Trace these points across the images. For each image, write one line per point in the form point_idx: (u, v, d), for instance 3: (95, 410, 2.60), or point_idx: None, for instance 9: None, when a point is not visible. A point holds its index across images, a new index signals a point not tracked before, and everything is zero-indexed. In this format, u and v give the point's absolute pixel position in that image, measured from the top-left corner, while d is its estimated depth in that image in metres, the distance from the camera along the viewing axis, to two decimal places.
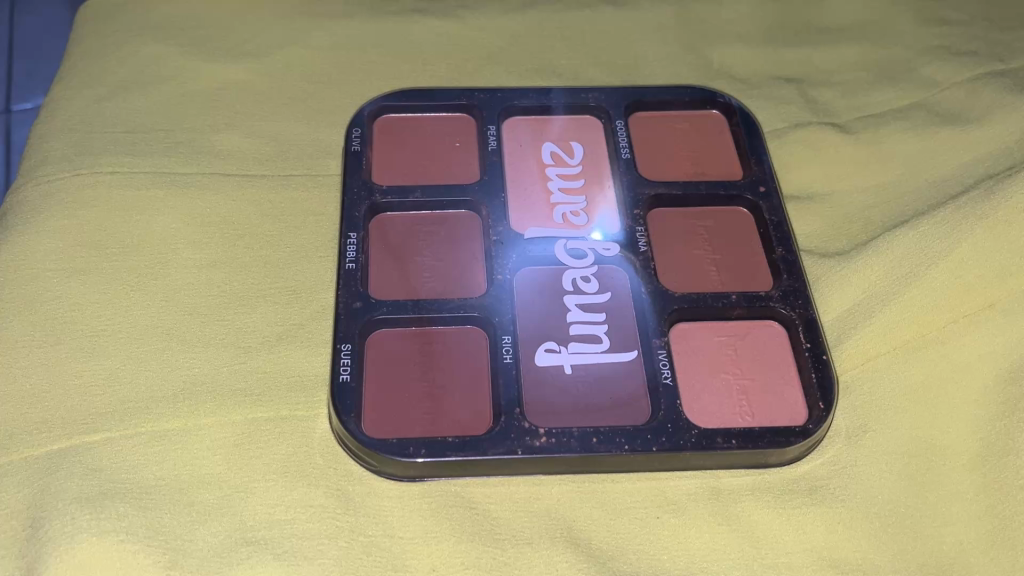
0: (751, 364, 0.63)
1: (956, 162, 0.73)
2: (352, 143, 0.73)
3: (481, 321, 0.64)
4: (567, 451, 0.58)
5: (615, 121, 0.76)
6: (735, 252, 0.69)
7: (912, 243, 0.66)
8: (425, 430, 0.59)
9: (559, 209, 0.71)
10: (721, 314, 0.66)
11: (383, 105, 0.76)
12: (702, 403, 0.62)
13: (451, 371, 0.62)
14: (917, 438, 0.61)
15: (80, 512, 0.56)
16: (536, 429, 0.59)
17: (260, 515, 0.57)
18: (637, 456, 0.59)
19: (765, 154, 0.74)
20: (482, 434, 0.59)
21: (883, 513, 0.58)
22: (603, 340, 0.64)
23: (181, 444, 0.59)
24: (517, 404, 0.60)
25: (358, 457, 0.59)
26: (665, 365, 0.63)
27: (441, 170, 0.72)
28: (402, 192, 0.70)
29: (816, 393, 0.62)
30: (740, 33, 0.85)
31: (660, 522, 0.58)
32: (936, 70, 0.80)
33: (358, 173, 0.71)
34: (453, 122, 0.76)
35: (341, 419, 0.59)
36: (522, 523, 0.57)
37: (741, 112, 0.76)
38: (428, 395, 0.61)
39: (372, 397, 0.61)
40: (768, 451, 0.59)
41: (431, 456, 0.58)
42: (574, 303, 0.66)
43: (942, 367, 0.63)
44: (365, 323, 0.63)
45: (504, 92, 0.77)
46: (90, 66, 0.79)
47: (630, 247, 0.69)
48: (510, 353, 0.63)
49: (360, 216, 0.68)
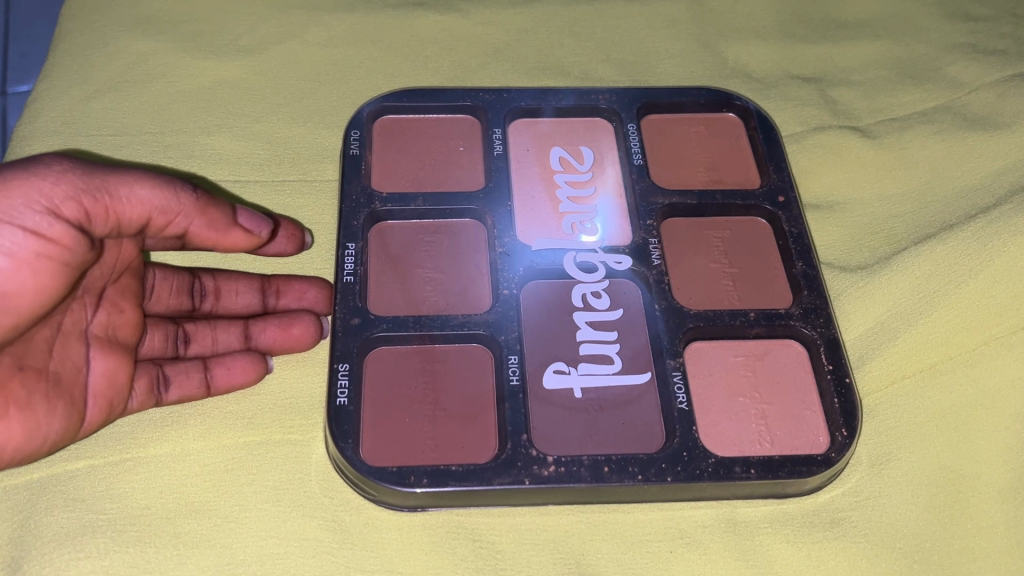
0: (770, 387, 0.60)
1: (984, 171, 0.70)
2: (351, 145, 0.68)
3: (485, 338, 0.61)
4: (577, 482, 0.55)
5: (627, 125, 0.71)
6: (752, 264, 0.66)
7: (941, 258, 0.63)
8: (427, 458, 0.56)
9: (568, 218, 0.68)
10: (738, 333, 0.62)
11: (383, 105, 0.71)
12: (720, 429, 0.58)
13: (453, 392, 0.59)
14: (944, 468, 0.57)
15: (59, 550, 0.54)
16: (545, 458, 0.56)
17: (251, 549, 0.54)
18: (651, 486, 0.55)
19: (785, 160, 0.69)
20: (487, 463, 0.55)
21: (909, 548, 0.55)
22: (615, 361, 0.61)
23: (168, 471, 0.57)
24: (524, 431, 0.57)
25: (356, 484, 0.56)
26: (679, 389, 0.59)
27: (444, 176, 0.68)
28: (403, 199, 0.66)
29: (839, 418, 0.58)
30: (756, 27, 0.81)
31: (673, 557, 0.55)
32: (961, 70, 0.77)
33: (357, 179, 0.66)
34: (457, 126, 0.72)
35: (339, 446, 0.55)
36: (528, 557, 0.55)
37: (758, 116, 0.72)
38: (430, 419, 0.57)
39: (370, 420, 0.57)
40: (790, 481, 0.56)
41: (432, 486, 0.54)
42: (584, 321, 0.63)
43: (972, 392, 0.59)
44: (363, 340, 0.60)
45: (511, 92, 0.72)
46: (75, 62, 0.75)
47: (643, 260, 0.65)
48: (517, 374, 0.59)
49: (359, 224, 0.64)
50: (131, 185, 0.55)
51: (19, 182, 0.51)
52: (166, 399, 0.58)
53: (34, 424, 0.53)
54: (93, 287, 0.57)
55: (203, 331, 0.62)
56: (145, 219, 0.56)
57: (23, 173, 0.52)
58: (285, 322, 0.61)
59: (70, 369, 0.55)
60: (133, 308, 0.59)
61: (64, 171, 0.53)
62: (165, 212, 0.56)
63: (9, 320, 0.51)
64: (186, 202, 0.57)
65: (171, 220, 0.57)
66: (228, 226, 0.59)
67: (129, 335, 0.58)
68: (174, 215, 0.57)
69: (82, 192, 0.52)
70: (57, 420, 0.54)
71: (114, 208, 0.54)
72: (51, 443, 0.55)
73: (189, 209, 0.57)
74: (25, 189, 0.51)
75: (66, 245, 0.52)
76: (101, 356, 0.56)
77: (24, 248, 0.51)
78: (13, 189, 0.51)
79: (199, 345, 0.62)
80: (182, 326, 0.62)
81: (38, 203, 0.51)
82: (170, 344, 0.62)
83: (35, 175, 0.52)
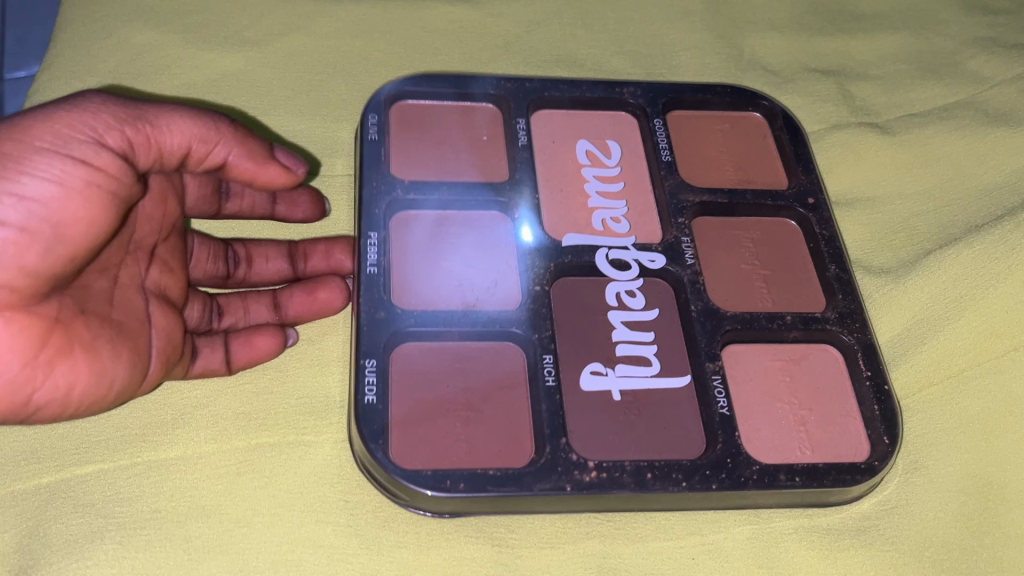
0: (808, 393, 0.59)
1: (1007, 170, 0.69)
2: (368, 130, 0.64)
3: (520, 339, 0.58)
4: (620, 488, 0.52)
5: (653, 120, 0.69)
6: (784, 267, 0.64)
7: (968, 262, 0.63)
8: (462, 462, 0.53)
9: (598, 214, 0.65)
10: (775, 336, 0.61)
11: (401, 89, 0.67)
12: (761, 435, 0.57)
13: (488, 392, 0.56)
14: (972, 475, 0.57)
15: (68, 557, 0.52)
16: (585, 462, 0.53)
17: (265, 557, 0.53)
18: (695, 493, 0.53)
19: (813, 162, 0.68)
20: (525, 468, 0.53)
21: (938, 555, 0.54)
22: (653, 363, 0.59)
23: (179, 475, 0.55)
24: (562, 433, 0.54)
25: (386, 488, 0.54)
26: (720, 394, 0.57)
27: (470, 167, 0.66)
28: (426, 189, 0.63)
29: (879, 426, 0.57)
30: (773, 18, 0.80)
31: (697, 563, 0.54)
32: (981, 65, 0.75)
33: (379, 167, 0.63)
34: (478, 114, 0.69)
35: (368, 448, 0.52)
36: (547, 561, 0.53)
37: (783, 116, 0.71)
38: (463, 419, 0.54)
39: (401, 420, 0.54)
40: (834, 490, 0.55)
41: (471, 491, 0.51)
42: (619, 320, 0.60)
43: (1000, 399, 0.58)
44: (392, 335, 0.56)
45: (534, 80, 0.69)
46: (76, 52, 0.73)
47: (676, 261, 0.63)
48: (553, 374, 0.56)
49: (380, 214, 0.61)
50: (170, 115, 0.54)
51: (61, 114, 0.50)
52: (192, 371, 0.58)
53: (97, 371, 0.52)
54: (142, 243, 0.56)
55: (233, 302, 0.63)
56: (185, 148, 0.55)
57: (64, 106, 0.51)
58: (311, 287, 0.62)
59: (132, 319, 0.54)
60: (177, 267, 0.59)
61: (104, 103, 0.52)
62: (205, 141, 0.56)
63: (65, 251, 0.49)
64: (224, 131, 0.57)
65: (210, 149, 0.57)
66: (265, 159, 0.59)
67: (175, 296, 0.58)
68: (213, 144, 0.57)
69: (125, 120, 0.52)
70: (122, 366, 0.53)
71: (155, 138, 0.53)
72: (110, 397, 0.54)
73: (226, 138, 0.57)
74: (69, 120, 0.50)
75: (114, 173, 0.50)
76: (158, 310, 0.56)
77: (74, 177, 0.49)
78: (57, 121, 0.50)
79: (232, 317, 0.63)
80: (215, 299, 0.62)
81: (85, 133, 0.50)
82: (206, 315, 0.62)
83: (78, 108, 0.51)
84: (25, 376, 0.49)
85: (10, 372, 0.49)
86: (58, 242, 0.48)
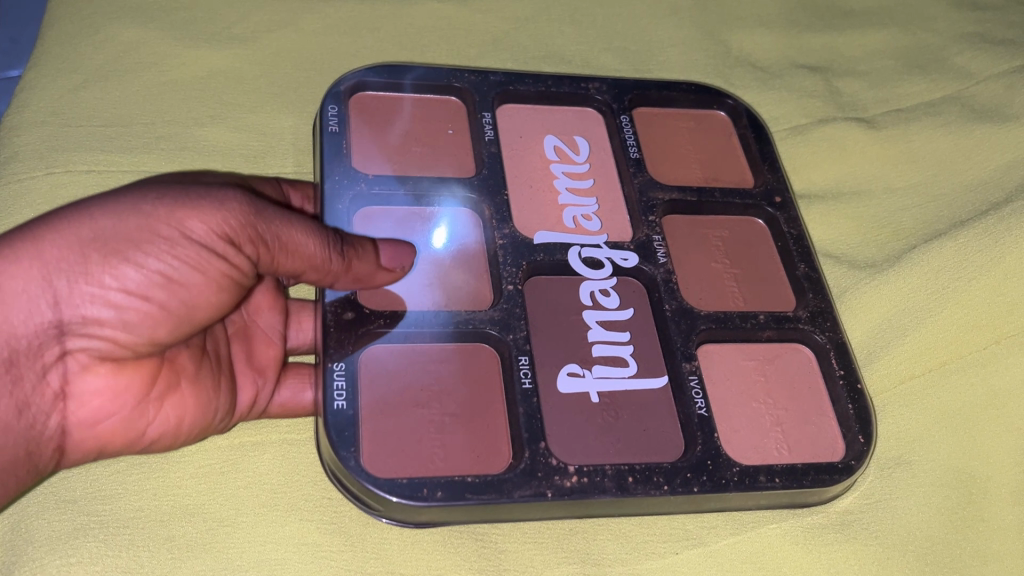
0: (785, 393, 0.59)
1: (994, 165, 0.68)
2: (329, 122, 0.63)
3: (494, 340, 0.58)
4: (603, 493, 0.52)
5: (619, 117, 0.69)
6: (753, 266, 0.65)
7: (950, 256, 0.62)
8: (436, 466, 0.52)
9: (569, 211, 0.65)
10: (750, 336, 0.61)
11: (363, 79, 0.66)
12: (740, 437, 0.56)
13: (461, 399, 0.55)
14: (955, 470, 0.57)
15: (51, 555, 0.52)
16: (566, 467, 0.52)
17: (249, 554, 0.52)
18: (677, 497, 0.53)
19: (779, 162, 0.68)
20: (503, 473, 0.51)
21: (921, 550, 0.54)
22: (629, 364, 0.58)
23: (162, 473, 0.55)
24: (541, 438, 0.53)
25: (359, 499, 0.52)
26: (698, 395, 0.57)
27: (436, 162, 0.65)
28: (391, 183, 0.62)
29: (855, 426, 0.57)
30: (761, 14, 0.80)
31: (680, 559, 0.54)
32: (969, 60, 0.75)
33: (340, 159, 0.61)
34: (443, 107, 0.68)
35: (339, 455, 0.50)
36: (531, 556, 0.53)
37: (748, 114, 0.71)
38: (436, 424, 0.53)
39: (372, 427, 0.53)
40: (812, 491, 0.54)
41: (447, 499, 0.50)
42: (595, 320, 0.60)
43: (982, 391, 0.58)
44: (360, 337, 0.55)
45: (498, 74, 0.68)
46: (62, 47, 0.73)
47: (649, 259, 0.62)
48: (529, 376, 0.56)
49: (343, 210, 0.60)
50: (294, 234, 0.52)
51: (200, 204, 0.49)
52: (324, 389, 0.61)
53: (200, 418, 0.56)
54: None
55: None
56: (299, 271, 0.53)
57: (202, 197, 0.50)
58: None
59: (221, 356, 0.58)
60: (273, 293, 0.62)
61: (237, 206, 0.50)
62: (316, 270, 0.53)
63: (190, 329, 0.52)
64: (339, 263, 0.53)
65: (322, 275, 0.54)
66: (372, 272, 0.55)
67: (271, 321, 0.62)
68: (327, 272, 0.54)
69: (251, 229, 0.51)
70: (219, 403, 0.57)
71: (275, 252, 0.52)
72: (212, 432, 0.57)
73: (338, 269, 0.54)
74: (204, 215, 0.49)
75: (241, 269, 0.51)
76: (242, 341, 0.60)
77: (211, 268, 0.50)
78: (195, 211, 0.49)
79: None
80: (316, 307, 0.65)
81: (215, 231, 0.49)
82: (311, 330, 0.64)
83: (213, 203, 0.50)
84: (137, 412, 0.54)
85: (123, 410, 0.53)
86: (185, 320, 0.51)
